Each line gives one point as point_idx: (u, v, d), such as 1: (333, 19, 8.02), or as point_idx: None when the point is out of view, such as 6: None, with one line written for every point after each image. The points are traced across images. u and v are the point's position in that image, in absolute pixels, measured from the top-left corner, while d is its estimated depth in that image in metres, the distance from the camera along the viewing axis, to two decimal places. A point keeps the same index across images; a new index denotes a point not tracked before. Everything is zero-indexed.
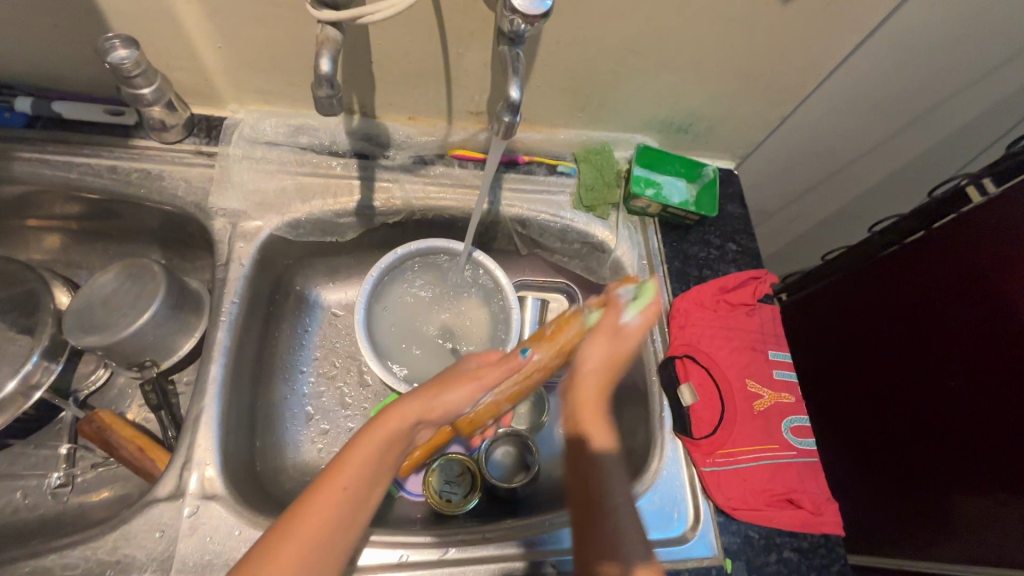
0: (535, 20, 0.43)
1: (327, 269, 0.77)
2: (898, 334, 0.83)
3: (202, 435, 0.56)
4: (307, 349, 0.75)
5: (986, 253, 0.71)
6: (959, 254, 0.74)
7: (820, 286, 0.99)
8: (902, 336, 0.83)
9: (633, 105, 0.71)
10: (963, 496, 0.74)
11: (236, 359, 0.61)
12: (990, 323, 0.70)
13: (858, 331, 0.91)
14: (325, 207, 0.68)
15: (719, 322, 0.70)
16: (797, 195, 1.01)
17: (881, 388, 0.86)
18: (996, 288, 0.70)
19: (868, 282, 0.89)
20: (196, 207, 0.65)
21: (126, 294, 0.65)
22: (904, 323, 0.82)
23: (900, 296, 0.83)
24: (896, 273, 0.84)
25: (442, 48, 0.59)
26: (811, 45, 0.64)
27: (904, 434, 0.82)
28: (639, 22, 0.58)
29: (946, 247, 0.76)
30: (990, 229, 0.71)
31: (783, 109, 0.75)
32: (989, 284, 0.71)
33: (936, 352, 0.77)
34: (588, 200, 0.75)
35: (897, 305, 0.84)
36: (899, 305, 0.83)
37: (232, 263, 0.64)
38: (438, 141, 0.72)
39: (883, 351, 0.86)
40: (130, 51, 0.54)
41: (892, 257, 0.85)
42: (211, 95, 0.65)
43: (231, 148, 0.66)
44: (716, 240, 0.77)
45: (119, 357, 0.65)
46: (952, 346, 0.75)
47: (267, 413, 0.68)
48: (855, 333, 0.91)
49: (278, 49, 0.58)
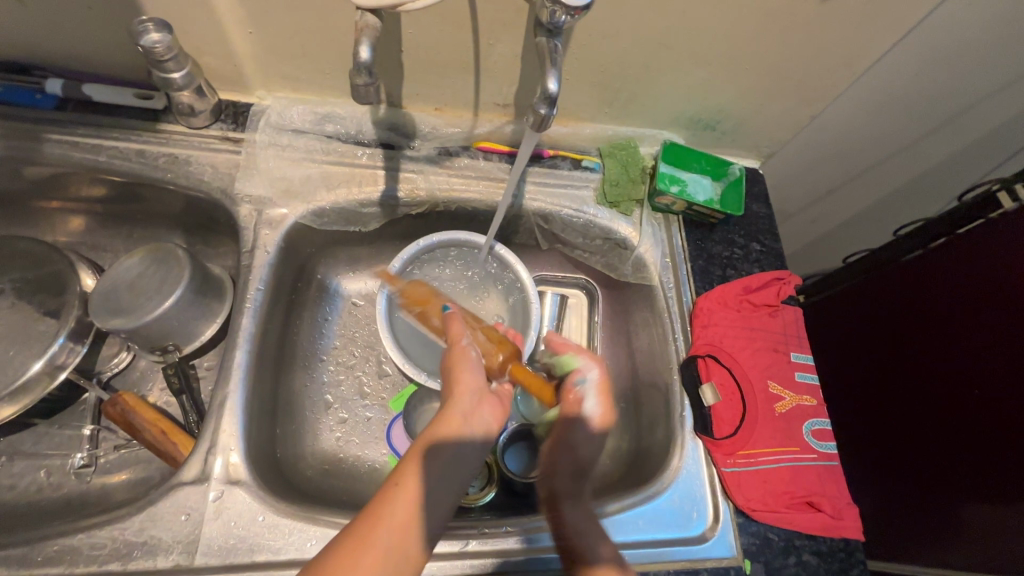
0: (576, 12, 0.43)
1: (348, 258, 0.77)
2: (920, 340, 0.83)
3: (227, 421, 0.56)
4: (326, 337, 0.76)
5: (1012, 263, 0.70)
6: (985, 262, 0.73)
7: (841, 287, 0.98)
8: (925, 342, 0.82)
9: (662, 101, 0.70)
10: (979, 502, 0.74)
11: (260, 347, 0.61)
12: (1014, 333, 0.69)
13: (880, 336, 0.90)
14: (350, 196, 0.68)
15: (742, 322, 0.70)
16: (820, 196, 1.00)
17: (902, 393, 0.85)
18: (1021, 298, 0.69)
19: (890, 285, 0.89)
20: (222, 193, 0.65)
21: (151, 278, 0.66)
22: (927, 329, 0.82)
23: (922, 301, 0.82)
24: (920, 278, 0.83)
25: (474, 39, 0.59)
26: (848, 42, 0.62)
27: (923, 440, 0.82)
28: (675, 16, 0.57)
29: (973, 254, 0.75)
30: (1017, 238, 0.69)
31: (814, 108, 0.73)
32: (1014, 295, 0.70)
33: (959, 359, 0.76)
34: (612, 196, 0.74)
35: (920, 310, 0.83)
36: (922, 311, 0.83)
37: (257, 250, 0.64)
38: (463, 133, 0.71)
39: (906, 355, 0.85)
40: (163, 35, 0.54)
41: (915, 261, 0.84)
42: (240, 81, 0.65)
43: (258, 134, 0.66)
44: (740, 239, 0.76)
45: (143, 341, 0.66)
46: (974, 355, 0.74)
47: (288, 400, 0.68)
48: (877, 337, 0.91)
49: (309, 36, 0.58)
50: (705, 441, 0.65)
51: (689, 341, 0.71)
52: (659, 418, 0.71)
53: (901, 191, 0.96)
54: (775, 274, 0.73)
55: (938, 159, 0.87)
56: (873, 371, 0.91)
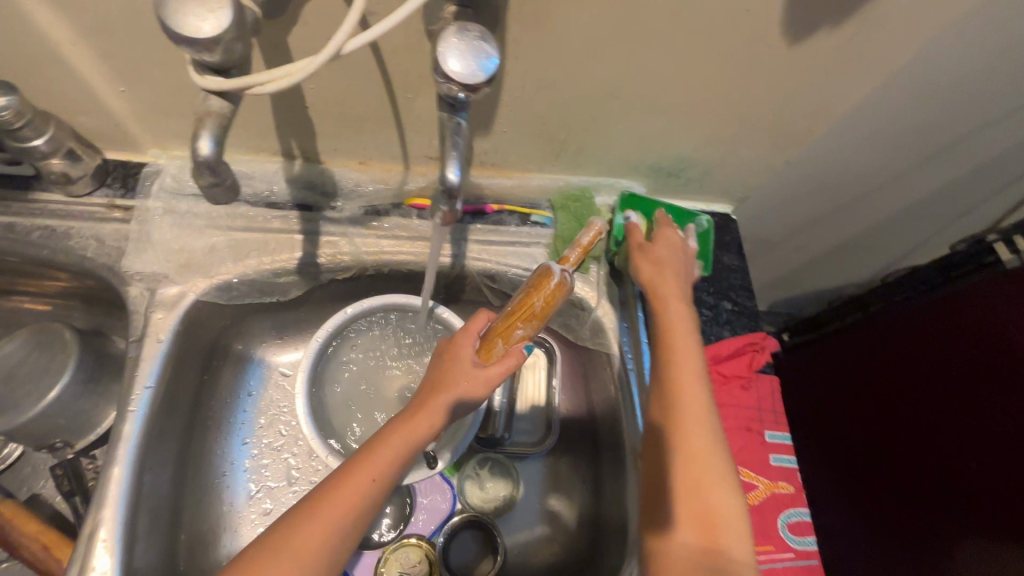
0: (477, 87, 0.34)
1: (274, 327, 0.69)
2: (920, 385, 0.74)
3: (100, 557, 0.47)
4: (247, 413, 0.67)
5: (984, 313, 0.67)
6: (953, 313, 0.70)
7: (814, 339, 0.95)
8: (925, 389, 0.73)
9: (617, 150, 0.62)
10: (968, 543, 0.66)
11: (148, 455, 0.52)
12: (989, 382, 0.65)
13: (872, 377, 0.81)
14: (261, 268, 0.59)
15: (710, 400, 0.62)
16: (803, 226, 0.88)
17: (882, 440, 0.79)
18: (997, 348, 0.65)
19: (854, 337, 0.85)
20: (109, 270, 0.56)
21: (31, 366, 0.57)
22: (928, 376, 0.73)
23: (889, 351, 0.79)
24: (897, 317, 0.78)
25: (388, 93, 0.50)
26: (823, 88, 0.54)
27: (910, 477, 0.74)
28: (619, 64, 0.49)
29: (939, 305, 0.72)
30: (989, 289, 0.67)
31: (789, 153, 0.65)
32: (987, 344, 0.66)
33: (932, 412, 0.72)
34: (565, 254, 0.66)
35: (923, 358, 0.74)
36: (923, 358, 0.74)
37: (147, 338, 0.55)
38: (392, 190, 0.63)
39: (903, 400, 0.76)
40: (8, 98, 0.45)
41: (882, 314, 0.82)
42: (125, 139, 0.56)
43: (152, 201, 0.58)
44: (709, 297, 0.68)
45: (25, 441, 0.57)
46: (949, 405, 0.70)
47: (194, 501, 0.60)
48: (870, 378, 0.82)
49: (193, 90, 0.49)
50: None
51: None
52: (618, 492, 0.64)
53: (890, 227, 0.88)
54: (749, 340, 0.65)
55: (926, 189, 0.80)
56: (864, 409, 0.82)
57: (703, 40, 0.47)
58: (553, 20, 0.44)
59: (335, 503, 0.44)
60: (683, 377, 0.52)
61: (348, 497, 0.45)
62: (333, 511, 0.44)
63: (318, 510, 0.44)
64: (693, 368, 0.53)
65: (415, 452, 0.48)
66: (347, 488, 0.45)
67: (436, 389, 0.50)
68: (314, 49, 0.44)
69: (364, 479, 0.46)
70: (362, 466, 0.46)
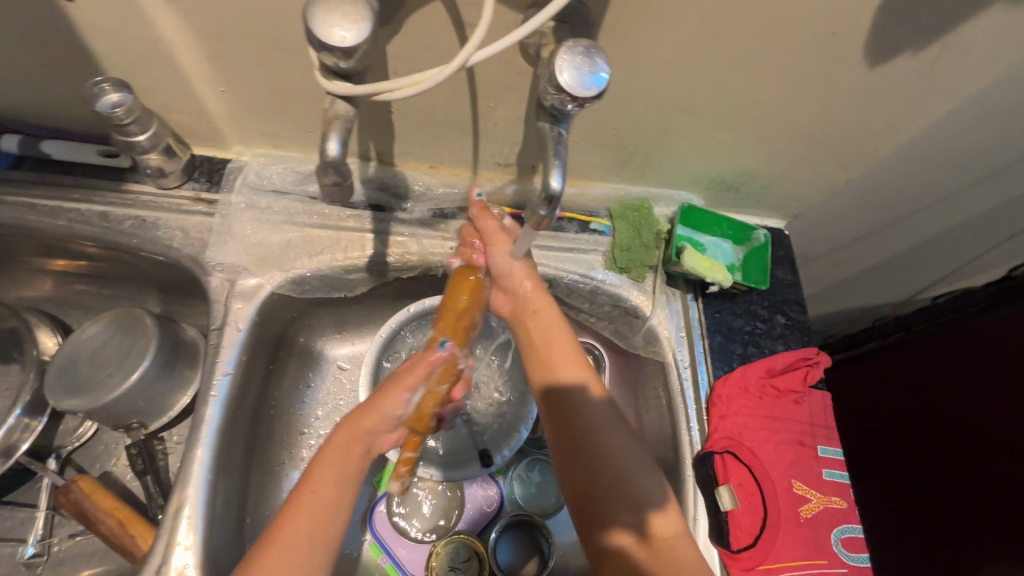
0: (585, 101, 0.36)
1: (335, 322, 0.71)
2: (982, 409, 0.74)
3: (185, 533, 0.50)
4: (307, 403, 0.69)
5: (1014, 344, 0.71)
6: (986, 342, 0.75)
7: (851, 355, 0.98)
8: (987, 412, 0.73)
9: (682, 163, 0.63)
10: (987, 560, 0.71)
11: (225, 438, 0.55)
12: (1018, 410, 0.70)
13: (930, 395, 0.81)
14: (333, 263, 0.62)
15: (765, 412, 0.63)
16: (845, 243, 0.83)
17: (909, 457, 0.83)
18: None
19: (889, 357, 0.89)
20: (192, 261, 0.59)
21: (115, 349, 0.60)
22: (992, 400, 0.73)
23: (922, 374, 0.83)
24: (931, 342, 0.83)
25: (471, 102, 0.52)
26: (893, 110, 0.55)
27: (933, 494, 0.79)
28: (698, 81, 0.50)
29: (974, 335, 0.77)
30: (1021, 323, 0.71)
31: (850, 172, 0.66)
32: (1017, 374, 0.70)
33: (962, 435, 0.76)
34: (622, 261, 0.68)
35: (988, 383, 0.74)
36: (987, 383, 0.74)
37: (227, 326, 0.58)
38: (460, 194, 0.65)
39: (960, 421, 0.77)
40: (122, 95, 0.48)
41: (917, 337, 0.85)
42: (214, 137, 0.59)
43: (234, 196, 0.60)
44: (763, 311, 0.69)
45: (104, 421, 0.59)
46: (978, 430, 0.74)
47: (260, 486, 0.62)
48: (927, 396, 0.82)
49: (288, 94, 0.52)
50: (722, 552, 0.58)
51: (704, 432, 0.63)
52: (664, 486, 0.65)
53: None
54: (803, 354, 0.65)
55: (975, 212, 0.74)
56: (918, 424, 0.82)
57: (784, 61, 0.48)
58: (642, 38, 0.45)
59: (289, 542, 0.42)
60: (552, 360, 0.57)
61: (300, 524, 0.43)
62: (290, 553, 0.42)
63: (266, 556, 0.42)
64: (567, 353, 0.57)
65: (358, 464, 0.48)
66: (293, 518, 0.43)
67: (362, 417, 0.49)
68: (410, 59, 0.47)
69: (303, 498, 0.45)
70: (303, 494, 0.45)
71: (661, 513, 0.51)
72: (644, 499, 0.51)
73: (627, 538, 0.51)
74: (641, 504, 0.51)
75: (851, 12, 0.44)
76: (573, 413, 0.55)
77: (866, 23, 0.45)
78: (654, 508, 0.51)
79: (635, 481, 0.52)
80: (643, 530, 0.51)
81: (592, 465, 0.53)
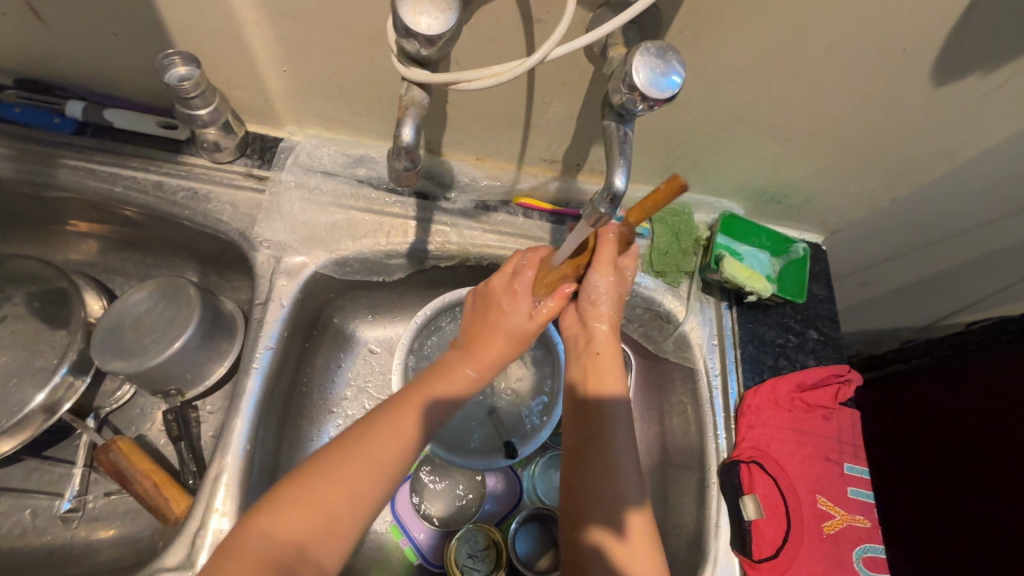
0: (656, 103, 0.37)
1: (369, 305, 0.72)
2: (1008, 440, 0.74)
3: (222, 499, 0.52)
4: (337, 382, 0.70)
5: None
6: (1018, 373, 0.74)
7: (877, 375, 0.97)
8: (1012, 441, 0.73)
9: (727, 171, 0.63)
10: None
11: (264, 410, 0.57)
12: None
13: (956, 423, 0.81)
14: (376, 247, 0.63)
15: (792, 425, 0.63)
16: (874, 263, 0.83)
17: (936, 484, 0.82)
18: None
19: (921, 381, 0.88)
20: (240, 234, 0.60)
21: (159, 316, 0.61)
22: (1012, 428, 0.73)
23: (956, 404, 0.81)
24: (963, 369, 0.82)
25: (528, 97, 0.53)
26: (947, 132, 0.55)
27: (960, 523, 0.78)
28: (756, 90, 0.50)
29: (1007, 365, 0.75)
30: None
31: (895, 192, 0.66)
32: None
33: (993, 467, 0.75)
34: (659, 265, 0.67)
35: (1010, 411, 0.74)
36: (1013, 413, 0.74)
37: (271, 302, 0.59)
38: (504, 186, 0.66)
39: (990, 453, 0.76)
40: (190, 69, 0.50)
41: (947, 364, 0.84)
42: (269, 115, 0.60)
43: (285, 173, 0.62)
44: (796, 324, 0.68)
45: (145, 385, 0.61)
46: (1006, 463, 0.73)
47: (290, 460, 0.63)
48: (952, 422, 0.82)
49: (348, 77, 0.53)
50: (743, 563, 0.58)
51: (731, 440, 0.64)
52: (687, 493, 0.65)
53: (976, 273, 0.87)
54: (835, 371, 0.65)
55: (1013, 241, 0.73)
56: (942, 452, 0.82)
57: (847, 74, 0.48)
58: (706, 43, 0.46)
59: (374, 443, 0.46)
60: (596, 376, 0.56)
61: (399, 424, 0.47)
62: (380, 447, 0.46)
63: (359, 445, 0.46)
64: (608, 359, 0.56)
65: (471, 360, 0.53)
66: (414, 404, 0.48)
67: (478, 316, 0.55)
68: (475, 50, 0.47)
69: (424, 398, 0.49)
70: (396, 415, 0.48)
71: (637, 513, 0.51)
72: (627, 497, 0.51)
73: (607, 537, 0.50)
74: (620, 497, 0.51)
75: (922, 30, 0.44)
76: (599, 417, 0.55)
77: (937, 42, 0.45)
78: (631, 507, 0.51)
79: (631, 485, 0.51)
80: (624, 530, 0.50)
81: (592, 459, 0.52)
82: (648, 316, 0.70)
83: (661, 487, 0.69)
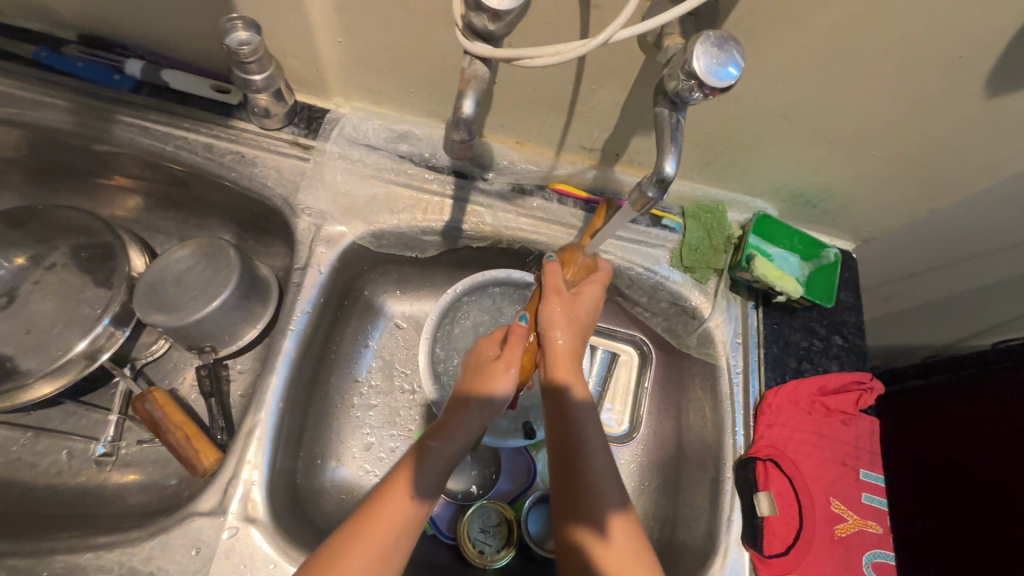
0: (712, 91, 0.37)
1: (398, 279, 0.73)
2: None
3: (253, 453, 0.53)
4: (366, 354, 0.72)
5: None
6: None
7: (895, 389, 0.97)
8: None
9: (767, 170, 0.63)
10: None
11: (296, 372, 0.58)
12: None
13: (972, 442, 0.81)
14: (413, 222, 0.64)
15: (811, 427, 0.63)
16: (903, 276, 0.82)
17: (947, 501, 0.82)
18: None
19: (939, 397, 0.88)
20: (282, 201, 0.62)
21: (199, 275, 0.63)
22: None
23: (974, 423, 0.81)
24: (982, 387, 0.81)
25: (576, 83, 0.54)
26: (995, 145, 0.55)
27: (968, 542, 0.78)
28: (806, 90, 0.50)
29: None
30: None
31: (933, 204, 0.65)
32: None
33: (1008, 487, 0.74)
34: (688, 260, 0.68)
35: None
36: None
37: (310, 268, 0.61)
38: (540, 171, 0.67)
39: (1006, 473, 0.75)
40: (250, 34, 0.51)
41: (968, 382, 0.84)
42: (320, 86, 0.62)
43: (329, 144, 0.63)
44: (822, 329, 0.69)
45: (182, 340, 0.63)
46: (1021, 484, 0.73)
47: (317, 422, 0.65)
48: (969, 440, 0.81)
49: (401, 54, 0.54)
50: (753, 556, 0.58)
51: (749, 438, 0.64)
52: (701, 487, 0.65)
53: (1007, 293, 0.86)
54: (857, 378, 0.65)
55: None
56: (957, 470, 0.82)
57: (901, 78, 0.48)
58: (761, 39, 0.46)
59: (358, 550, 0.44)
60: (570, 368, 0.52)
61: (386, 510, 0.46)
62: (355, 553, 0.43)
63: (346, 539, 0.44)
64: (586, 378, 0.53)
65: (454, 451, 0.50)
66: (383, 511, 0.46)
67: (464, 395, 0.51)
68: (531, 32, 0.48)
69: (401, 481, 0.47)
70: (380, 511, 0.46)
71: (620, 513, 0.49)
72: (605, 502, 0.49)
73: (590, 538, 0.49)
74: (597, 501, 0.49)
75: (982, 38, 0.44)
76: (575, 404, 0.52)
77: (995, 52, 0.45)
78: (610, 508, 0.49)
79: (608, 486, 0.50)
80: (605, 527, 0.49)
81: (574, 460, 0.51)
82: (676, 310, 0.70)
83: (675, 481, 0.69)
